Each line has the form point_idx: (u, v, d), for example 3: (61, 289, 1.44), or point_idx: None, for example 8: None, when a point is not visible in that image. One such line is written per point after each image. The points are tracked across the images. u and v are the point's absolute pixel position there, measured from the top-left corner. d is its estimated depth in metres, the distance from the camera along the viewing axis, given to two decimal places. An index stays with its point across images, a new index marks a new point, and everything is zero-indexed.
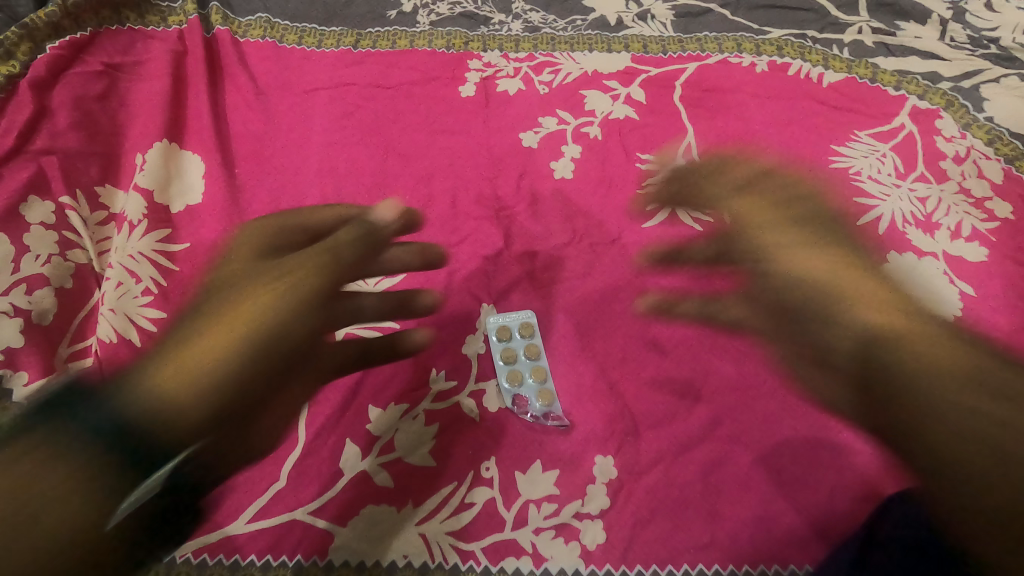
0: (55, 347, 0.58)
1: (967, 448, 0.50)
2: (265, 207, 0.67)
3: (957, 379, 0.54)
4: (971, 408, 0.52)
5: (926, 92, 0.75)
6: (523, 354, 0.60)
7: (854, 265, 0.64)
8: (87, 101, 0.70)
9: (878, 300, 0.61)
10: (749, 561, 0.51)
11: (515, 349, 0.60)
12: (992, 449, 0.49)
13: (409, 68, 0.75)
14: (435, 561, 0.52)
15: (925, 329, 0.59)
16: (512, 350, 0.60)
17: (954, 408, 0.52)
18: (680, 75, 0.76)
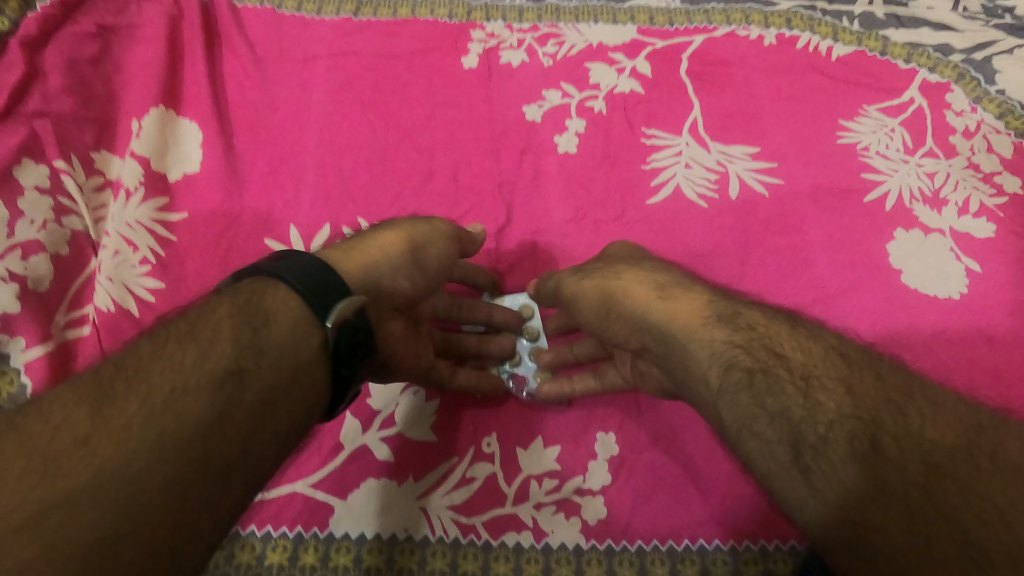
0: (52, 314, 0.57)
1: (753, 441, 0.39)
2: (265, 178, 0.66)
3: (710, 358, 0.43)
4: (743, 401, 0.40)
5: (937, 64, 0.73)
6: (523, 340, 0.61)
7: (631, 274, 0.52)
8: (81, 63, 0.68)
9: (633, 291, 0.50)
10: (748, 536, 0.52)
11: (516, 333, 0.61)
12: (783, 428, 0.38)
13: (410, 37, 0.73)
14: (436, 534, 0.52)
15: (697, 308, 0.46)
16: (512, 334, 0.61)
17: (722, 399, 0.41)
18: (687, 48, 0.74)
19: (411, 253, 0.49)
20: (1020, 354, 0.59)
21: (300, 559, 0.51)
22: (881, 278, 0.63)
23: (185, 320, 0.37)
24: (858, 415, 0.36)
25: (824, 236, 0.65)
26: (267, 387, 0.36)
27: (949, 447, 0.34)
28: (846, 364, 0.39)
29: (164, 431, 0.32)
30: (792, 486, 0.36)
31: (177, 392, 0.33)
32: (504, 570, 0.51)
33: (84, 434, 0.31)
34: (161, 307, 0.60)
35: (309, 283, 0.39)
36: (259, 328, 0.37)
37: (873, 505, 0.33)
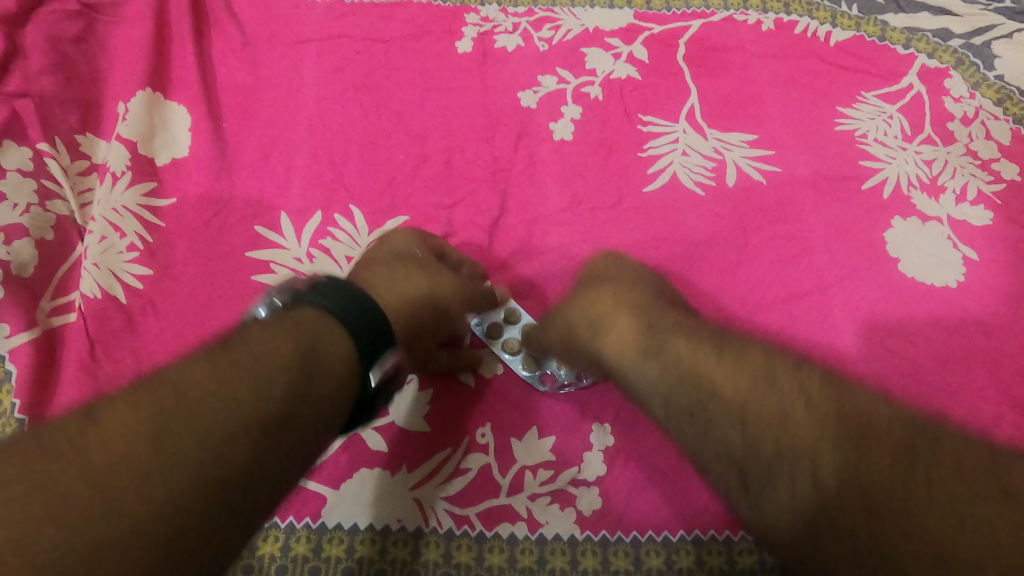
0: (36, 299, 0.57)
1: (718, 478, 0.41)
2: (254, 162, 0.65)
3: (660, 398, 0.45)
4: (701, 444, 0.42)
5: (936, 49, 0.73)
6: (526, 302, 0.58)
7: (576, 311, 0.53)
8: (63, 43, 0.66)
9: (583, 332, 0.51)
10: (743, 527, 0.51)
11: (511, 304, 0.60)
12: (733, 467, 0.40)
13: (402, 20, 0.72)
14: (430, 525, 0.51)
15: (643, 344, 0.47)
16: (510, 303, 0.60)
17: (683, 439, 0.44)
18: (685, 33, 0.73)
19: (435, 308, 0.50)
20: (1017, 343, 0.59)
21: (291, 549, 0.50)
22: (878, 267, 0.62)
23: (248, 344, 0.36)
24: (793, 443, 0.38)
25: (821, 224, 0.64)
26: (308, 428, 0.36)
27: (884, 476, 0.34)
28: (772, 388, 0.40)
29: (213, 472, 0.31)
30: (756, 515, 0.39)
31: (226, 431, 0.32)
32: (497, 561, 0.50)
33: (139, 466, 0.30)
34: (149, 294, 0.59)
35: (350, 307, 0.40)
36: (313, 364, 0.37)
37: (817, 529, 0.36)
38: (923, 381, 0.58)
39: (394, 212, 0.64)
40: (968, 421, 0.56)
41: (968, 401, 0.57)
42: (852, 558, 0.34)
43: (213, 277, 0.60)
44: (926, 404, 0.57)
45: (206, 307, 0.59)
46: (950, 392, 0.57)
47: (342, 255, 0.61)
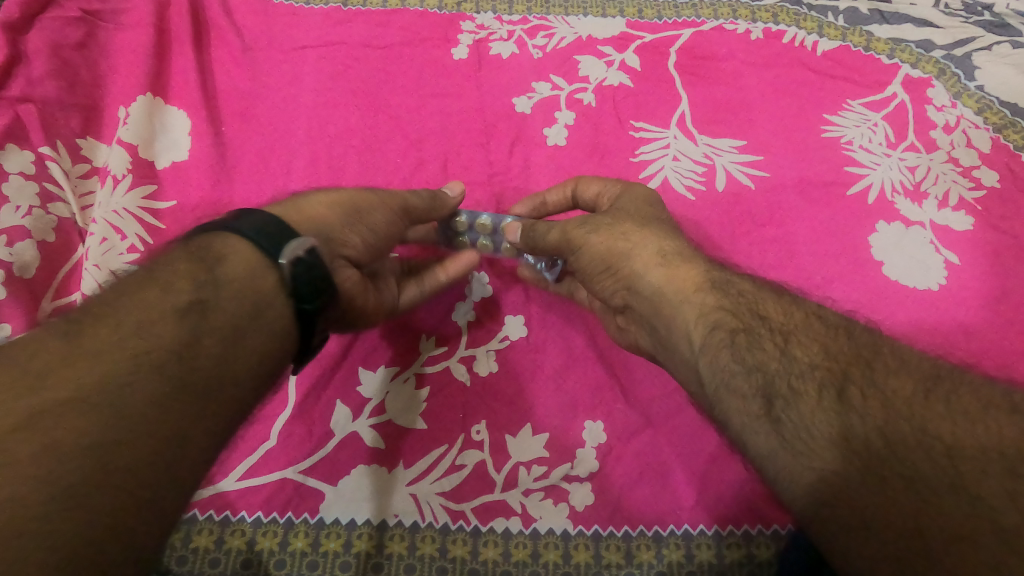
0: (37, 300, 0.57)
1: (730, 397, 0.40)
2: (253, 166, 0.66)
3: (698, 318, 0.44)
4: (723, 359, 0.41)
5: (919, 60, 0.75)
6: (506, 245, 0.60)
7: (632, 232, 0.51)
8: (65, 48, 0.67)
9: (637, 251, 0.49)
10: (732, 521, 0.53)
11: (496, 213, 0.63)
12: (758, 381, 0.39)
13: (399, 27, 0.73)
14: (426, 520, 0.52)
15: (693, 274, 0.46)
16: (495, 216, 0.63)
17: (704, 357, 0.42)
18: (676, 42, 0.74)
19: (354, 213, 0.50)
20: (997, 345, 0.61)
21: (290, 544, 0.51)
22: (863, 270, 0.64)
23: (142, 268, 0.40)
24: (831, 366, 0.38)
25: (808, 228, 0.66)
26: (231, 316, 0.40)
27: (906, 395, 0.36)
28: (823, 325, 0.41)
29: (140, 352, 0.36)
30: (761, 435, 0.38)
31: (144, 321, 0.37)
32: (492, 555, 0.52)
33: (65, 355, 0.35)
34: None
35: (258, 230, 0.42)
36: (214, 266, 0.41)
37: (831, 448, 0.36)
38: None
39: None
40: None
41: None
42: (865, 483, 0.34)
43: None
44: None
45: None
46: None
47: None
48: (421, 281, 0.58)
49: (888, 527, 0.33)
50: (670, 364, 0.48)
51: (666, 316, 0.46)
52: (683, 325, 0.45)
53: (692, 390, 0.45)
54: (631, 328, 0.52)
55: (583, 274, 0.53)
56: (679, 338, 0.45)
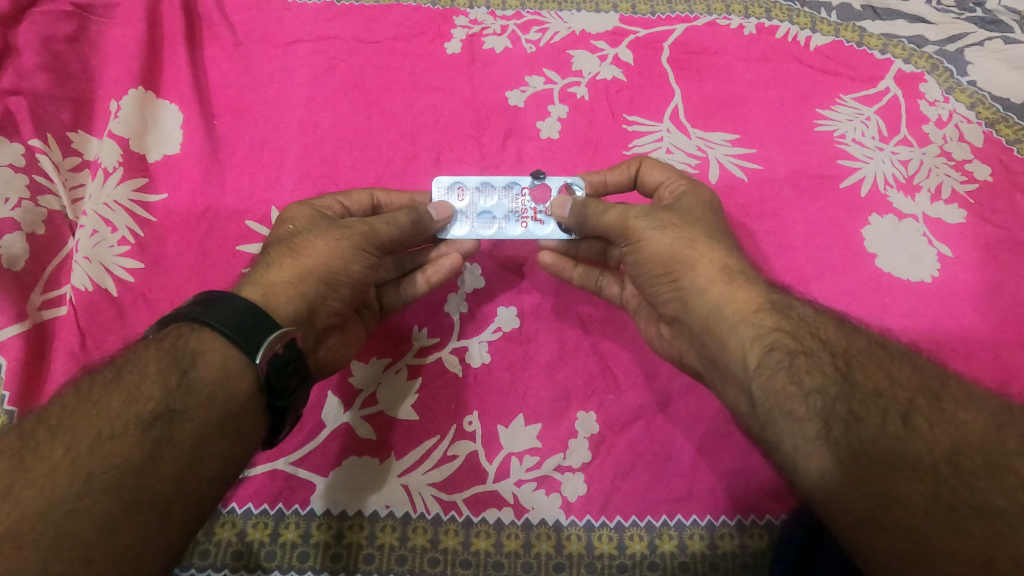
0: (27, 293, 0.57)
1: (786, 419, 0.41)
2: (245, 160, 0.66)
3: (754, 339, 0.44)
4: (780, 381, 0.42)
5: (911, 55, 0.75)
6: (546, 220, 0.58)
7: (698, 241, 0.50)
8: (56, 42, 0.67)
9: (700, 262, 0.49)
10: (725, 512, 0.53)
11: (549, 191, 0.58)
12: (816, 406, 0.40)
13: (392, 22, 0.73)
14: (418, 511, 0.52)
15: (751, 294, 0.46)
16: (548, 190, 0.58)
17: (758, 377, 0.43)
18: (669, 37, 0.74)
19: (330, 282, 0.48)
20: (989, 336, 0.61)
21: (281, 535, 0.51)
22: (856, 262, 0.64)
23: (112, 367, 0.40)
24: (898, 396, 0.40)
25: (801, 221, 0.66)
26: (198, 425, 0.39)
27: (980, 427, 0.37)
28: (887, 354, 0.42)
29: (90, 476, 0.35)
30: (816, 457, 0.39)
31: (101, 438, 0.36)
32: (484, 546, 0.51)
33: (5, 484, 0.33)
34: (140, 287, 0.59)
35: (234, 322, 0.41)
36: (186, 369, 0.40)
37: (898, 479, 0.37)
38: None
39: None
40: None
41: None
42: (931, 514, 0.35)
43: (204, 270, 0.61)
44: None
45: None
46: None
47: None
48: (403, 287, 0.57)
49: (955, 557, 0.34)
50: (717, 382, 0.49)
51: (720, 337, 0.46)
52: (737, 345, 0.45)
53: (741, 409, 0.46)
54: (674, 339, 0.53)
55: (637, 274, 0.52)
56: (731, 357, 0.46)
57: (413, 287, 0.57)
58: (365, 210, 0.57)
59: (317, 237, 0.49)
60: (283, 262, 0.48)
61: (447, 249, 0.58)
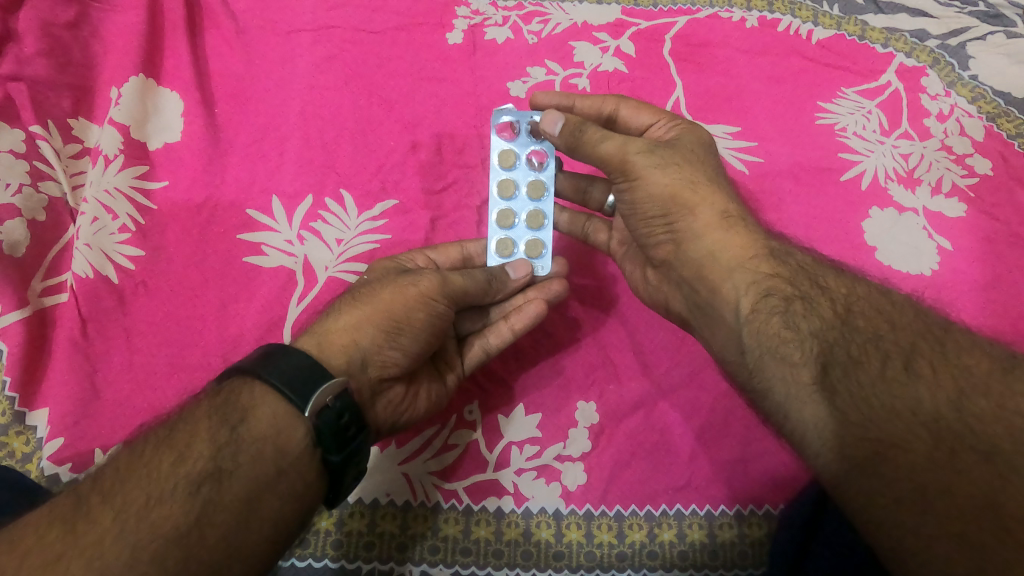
0: (28, 280, 0.57)
1: (777, 364, 0.42)
2: (246, 148, 0.66)
3: (750, 285, 0.45)
4: (774, 325, 0.43)
5: (913, 49, 0.75)
6: (508, 176, 0.59)
7: (700, 183, 0.50)
8: (56, 27, 0.66)
9: (698, 207, 0.49)
10: (724, 501, 0.53)
11: (515, 151, 0.59)
12: (810, 349, 0.41)
13: (394, 12, 0.73)
14: (418, 499, 0.52)
15: (748, 241, 0.47)
16: (512, 151, 0.59)
17: (752, 322, 0.44)
18: (671, 29, 0.74)
19: (391, 329, 0.48)
20: (989, 330, 0.61)
21: None
22: (856, 255, 0.64)
23: (165, 426, 0.41)
24: (899, 340, 0.41)
25: (801, 214, 0.66)
26: (246, 483, 0.40)
27: (984, 370, 0.39)
28: (889, 302, 0.43)
29: (139, 543, 0.36)
30: (809, 402, 0.40)
31: (151, 501, 0.37)
32: (484, 534, 0.52)
33: (57, 556, 0.35)
34: (141, 275, 0.59)
35: (287, 377, 0.42)
36: (235, 425, 0.41)
37: (898, 424, 0.38)
38: None
39: (383, 196, 0.65)
40: None
41: None
42: (933, 459, 0.37)
43: (205, 257, 0.61)
44: None
45: (198, 287, 0.60)
46: None
47: (332, 238, 0.62)
48: (485, 336, 0.56)
49: (957, 502, 0.35)
50: (705, 328, 0.50)
51: (713, 283, 0.48)
52: (732, 290, 0.46)
53: (729, 356, 0.47)
54: (661, 285, 0.54)
55: (632, 212, 0.53)
56: (724, 304, 0.47)
57: (498, 334, 0.55)
58: (454, 262, 0.58)
59: (383, 284, 0.50)
60: (350, 307, 0.49)
61: (533, 294, 0.57)
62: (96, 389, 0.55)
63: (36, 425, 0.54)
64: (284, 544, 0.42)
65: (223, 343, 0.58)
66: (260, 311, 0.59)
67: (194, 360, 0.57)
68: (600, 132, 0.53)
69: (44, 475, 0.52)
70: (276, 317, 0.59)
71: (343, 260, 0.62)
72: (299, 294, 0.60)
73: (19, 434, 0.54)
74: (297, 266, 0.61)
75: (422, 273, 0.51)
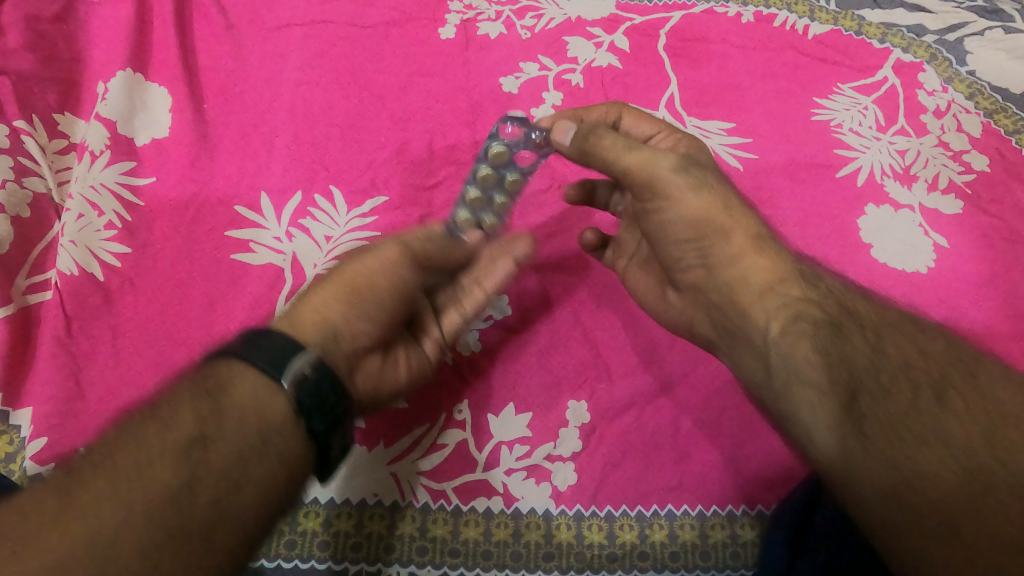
0: (12, 277, 0.57)
1: (806, 391, 0.42)
2: (234, 144, 0.65)
3: (778, 309, 0.45)
4: (803, 350, 0.42)
5: (911, 44, 0.74)
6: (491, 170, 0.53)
7: (730, 203, 0.49)
8: (42, 22, 0.65)
9: (733, 231, 0.48)
10: (716, 502, 0.53)
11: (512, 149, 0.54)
12: (842, 376, 0.41)
13: (386, 7, 0.72)
14: (406, 499, 0.52)
15: (779, 263, 0.46)
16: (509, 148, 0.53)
17: (779, 345, 0.43)
18: (666, 24, 0.73)
19: (355, 297, 0.48)
20: (986, 328, 0.61)
21: None
22: (852, 252, 0.64)
23: (151, 401, 0.40)
24: (928, 370, 0.41)
25: (796, 211, 0.65)
26: (236, 449, 0.39)
27: (1009, 401, 0.40)
28: (918, 330, 0.44)
29: (132, 506, 0.35)
30: (837, 430, 0.40)
31: (140, 466, 0.37)
32: (473, 534, 0.51)
33: (53, 516, 0.35)
34: (127, 272, 0.59)
35: (269, 357, 0.41)
36: (219, 395, 0.40)
37: (927, 454, 0.39)
38: None
39: (373, 192, 0.64)
40: None
41: None
42: (959, 489, 0.38)
43: (192, 255, 0.60)
44: None
45: (184, 285, 0.59)
46: None
47: (321, 236, 0.62)
48: (462, 309, 0.55)
49: (979, 532, 0.37)
50: (729, 349, 0.50)
51: (743, 306, 0.46)
52: (762, 313, 0.45)
53: (755, 378, 0.46)
54: (686, 307, 0.53)
55: (659, 232, 0.51)
56: (752, 327, 0.46)
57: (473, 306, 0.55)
58: None
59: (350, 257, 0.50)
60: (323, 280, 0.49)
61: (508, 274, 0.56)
62: (81, 389, 0.54)
63: (20, 424, 0.53)
64: (279, 510, 0.41)
65: (210, 340, 0.57)
66: (248, 309, 0.58)
67: (180, 358, 0.56)
68: (625, 143, 0.50)
69: (27, 475, 0.51)
70: (264, 315, 0.58)
71: (331, 257, 0.61)
72: (287, 291, 0.59)
73: (3, 434, 0.52)
74: (286, 263, 0.60)
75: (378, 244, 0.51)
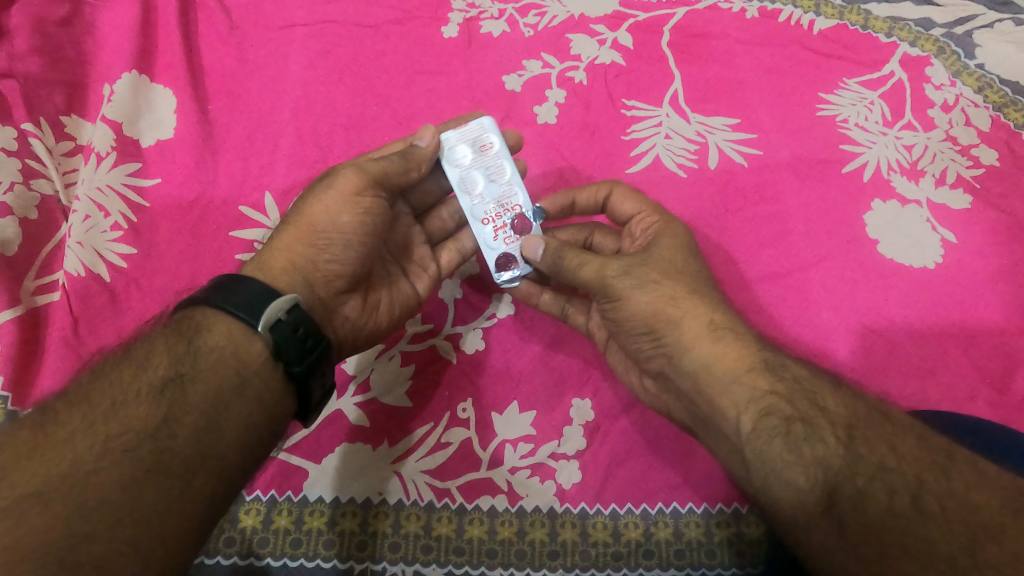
0: (20, 278, 0.57)
1: (784, 488, 0.41)
2: (238, 145, 0.65)
3: (747, 402, 0.44)
4: (777, 449, 0.42)
5: (918, 38, 0.73)
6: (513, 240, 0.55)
7: (681, 297, 0.49)
8: (48, 25, 0.66)
9: (685, 319, 0.48)
10: (722, 499, 0.52)
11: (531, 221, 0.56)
12: (815, 476, 0.40)
13: (388, 6, 0.72)
14: (411, 498, 0.52)
15: (741, 352, 0.46)
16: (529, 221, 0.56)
17: (753, 441, 0.43)
18: (669, 20, 0.73)
19: (316, 239, 0.50)
20: (994, 323, 0.60)
21: (273, 522, 0.51)
22: (858, 247, 0.63)
23: (123, 350, 0.43)
24: (903, 471, 0.39)
25: (801, 207, 0.65)
26: (209, 391, 0.43)
27: (988, 502, 0.36)
28: (889, 423, 0.42)
29: (109, 438, 0.38)
30: (818, 533, 0.39)
31: (116, 404, 0.40)
32: (477, 533, 0.51)
33: (29, 447, 0.37)
34: (133, 273, 0.59)
35: (241, 302, 0.44)
36: (192, 339, 0.44)
37: (908, 563, 0.36)
38: (901, 357, 0.59)
39: None
40: (940, 396, 0.58)
41: (943, 376, 0.58)
42: None
43: (197, 256, 0.60)
44: (904, 379, 0.58)
45: (190, 285, 0.59)
46: (924, 366, 0.59)
47: None
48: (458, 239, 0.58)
49: None
50: (709, 440, 0.48)
51: (710, 398, 0.46)
52: (729, 405, 0.45)
53: (734, 469, 0.45)
54: (661, 393, 0.51)
55: (620, 329, 0.51)
56: (724, 418, 0.45)
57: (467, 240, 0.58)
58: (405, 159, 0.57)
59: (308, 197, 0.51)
60: (291, 222, 0.51)
61: None
62: None
63: None
64: (259, 446, 0.44)
65: None
66: None
67: None
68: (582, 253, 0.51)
69: None
70: None
71: None
72: None
73: None
74: None
75: (340, 172, 0.51)
